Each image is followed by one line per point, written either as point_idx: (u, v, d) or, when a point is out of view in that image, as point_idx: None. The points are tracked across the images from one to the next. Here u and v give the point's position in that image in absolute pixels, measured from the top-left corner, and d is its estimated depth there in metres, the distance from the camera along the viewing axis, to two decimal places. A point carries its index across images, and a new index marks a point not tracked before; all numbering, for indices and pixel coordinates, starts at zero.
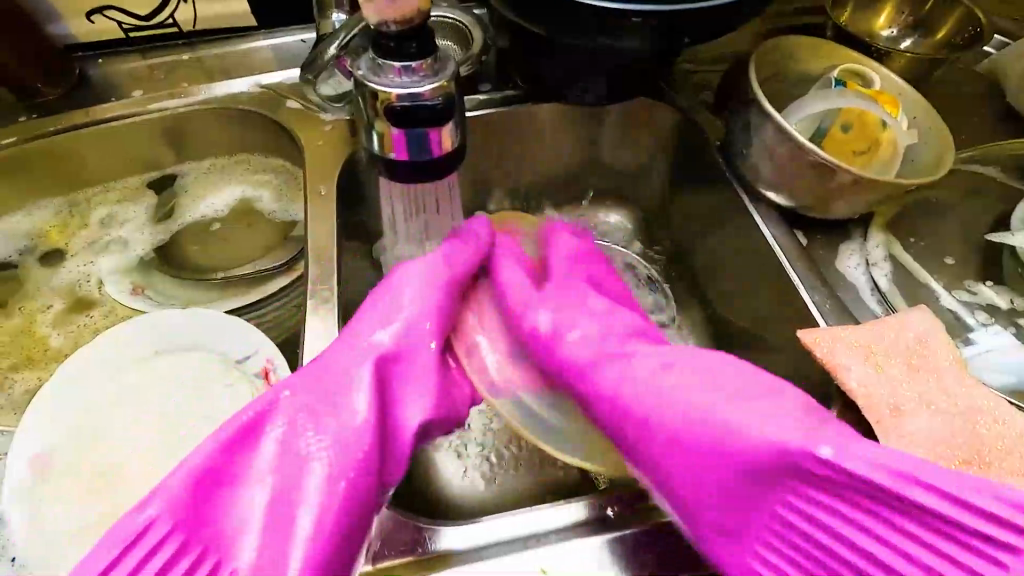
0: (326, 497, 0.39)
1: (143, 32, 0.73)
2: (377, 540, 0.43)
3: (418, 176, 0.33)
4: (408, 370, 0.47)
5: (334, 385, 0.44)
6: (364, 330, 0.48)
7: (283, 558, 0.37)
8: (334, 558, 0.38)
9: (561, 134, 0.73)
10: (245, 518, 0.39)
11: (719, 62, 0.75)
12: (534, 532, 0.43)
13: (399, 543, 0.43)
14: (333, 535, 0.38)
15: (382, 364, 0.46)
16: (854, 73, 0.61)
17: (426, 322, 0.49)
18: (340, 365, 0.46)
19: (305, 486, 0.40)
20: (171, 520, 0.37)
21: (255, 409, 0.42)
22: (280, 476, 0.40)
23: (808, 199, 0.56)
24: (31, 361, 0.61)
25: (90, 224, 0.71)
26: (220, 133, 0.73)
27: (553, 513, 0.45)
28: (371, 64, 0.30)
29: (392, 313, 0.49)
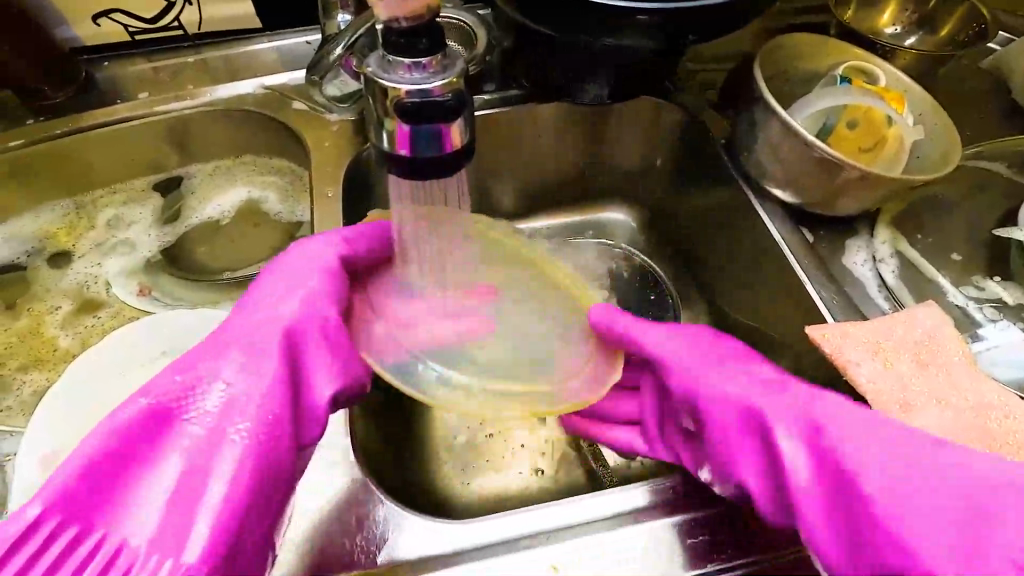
0: (199, 474, 0.37)
1: (149, 35, 0.73)
2: (370, 540, 0.43)
3: (425, 173, 0.33)
4: (302, 346, 0.43)
5: (243, 353, 0.41)
6: (265, 306, 0.45)
7: (183, 536, 0.35)
8: (237, 541, 0.36)
9: (565, 132, 0.73)
10: (144, 501, 0.37)
11: (723, 59, 0.75)
12: (544, 530, 0.44)
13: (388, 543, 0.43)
14: (232, 518, 0.36)
15: (243, 346, 0.42)
16: (859, 70, 0.60)
17: (320, 297, 0.45)
18: (211, 351, 0.42)
19: (197, 470, 0.37)
20: (50, 510, 0.35)
21: (171, 384, 0.40)
22: (129, 467, 0.37)
23: (814, 195, 0.56)
24: (39, 362, 0.62)
25: (97, 226, 0.71)
26: (225, 135, 0.74)
27: (597, 503, 0.45)
28: (380, 61, 0.30)
29: (287, 290, 0.45)
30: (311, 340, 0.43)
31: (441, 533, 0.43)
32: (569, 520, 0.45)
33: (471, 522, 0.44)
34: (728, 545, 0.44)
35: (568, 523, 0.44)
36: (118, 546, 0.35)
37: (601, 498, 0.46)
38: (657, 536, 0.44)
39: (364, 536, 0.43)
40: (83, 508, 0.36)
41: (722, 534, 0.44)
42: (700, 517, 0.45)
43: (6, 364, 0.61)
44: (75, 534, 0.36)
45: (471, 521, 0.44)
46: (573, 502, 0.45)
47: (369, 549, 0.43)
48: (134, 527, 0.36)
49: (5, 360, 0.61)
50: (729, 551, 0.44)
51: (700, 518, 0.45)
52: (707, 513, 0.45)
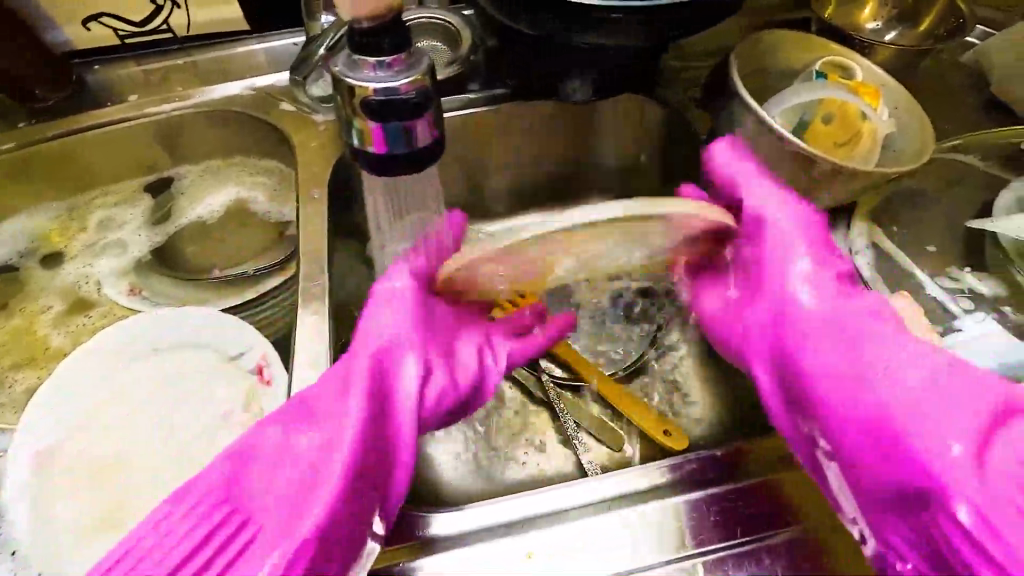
0: (329, 484, 0.40)
1: (139, 38, 0.74)
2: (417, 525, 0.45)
3: (397, 170, 0.33)
4: (403, 357, 0.47)
5: (333, 399, 0.44)
6: (375, 327, 0.48)
7: (294, 522, 0.39)
8: (338, 531, 0.39)
9: (550, 130, 0.74)
10: (268, 493, 0.41)
11: (705, 57, 0.76)
12: (528, 517, 0.45)
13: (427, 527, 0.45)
14: (333, 511, 0.39)
15: (395, 363, 0.46)
16: (836, 66, 0.61)
17: (407, 331, 0.48)
18: (384, 353, 0.47)
19: (315, 484, 0.40)
20: (143, 507, 0.40)
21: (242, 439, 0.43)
22: (263, 486, 0.41)
23: (792, 189, 0.57)
24: (32, 360, 0.62)
25: (89, 227, 0.72)
26: (215, 136, 0.75)
27: (591, 486, 0.46)
28: (347, 61, 0.31)
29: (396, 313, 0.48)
30: (396, 358, 0.46)
31: (457, 517, 0.45)
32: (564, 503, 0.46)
33: (475, 507, 0.45)
34: (702, 530, 0.45)
35: (549, 510, 0.45)
36: (256, 538, 0.39)
37: (595, 483, 0.47)
38: (642, 520, 0.45)
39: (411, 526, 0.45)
40: (219, 514, 0.40)
41: (697, 520, 0.45)
42: (682, 502, 0.46)
43: None
44: (207, 540, 0.40)
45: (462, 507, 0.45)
46: (557, 488, 0.46)
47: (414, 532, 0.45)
48: (241, 512, 0.41)
49: None
50: (703, 536, 0.45)
51: (683, 504, 0.46)
52: (683, 500, 0.46)
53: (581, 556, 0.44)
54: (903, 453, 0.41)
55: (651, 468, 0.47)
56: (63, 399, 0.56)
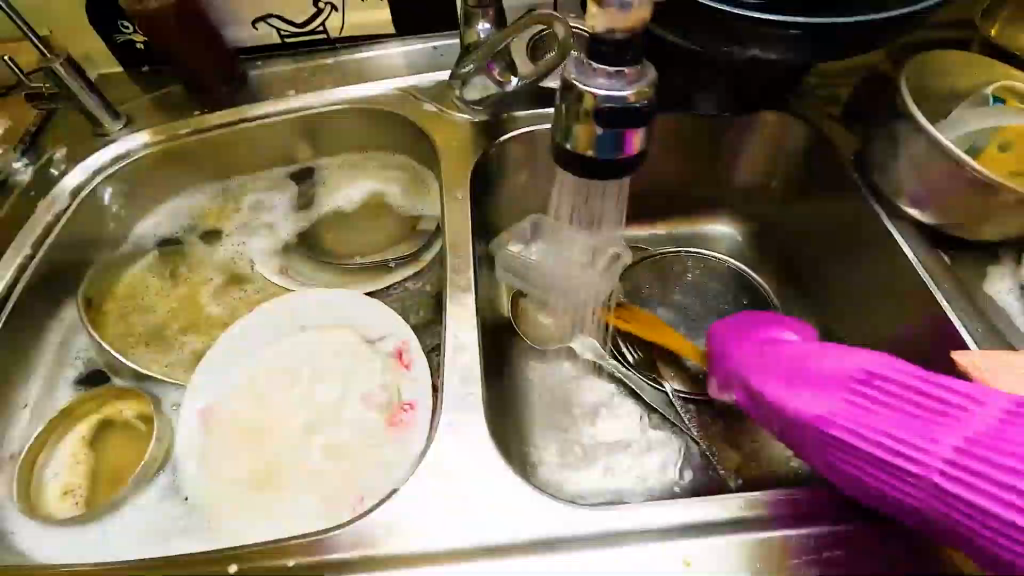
0: None
1: (298, 38, 0.80)
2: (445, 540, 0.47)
3: (605, 174, 0.35)
4: None
5: None
6: None
7: None
8: None
9: (682, 141, 0.74)
10: None
11: (850, 74, 0.73)
12: (678, 525, 0.45)
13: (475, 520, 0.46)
14: None
15: None
16: (1011, 90, 0.58)
17: None
18: None
19: None
20: None
21: None
22: None
23: (958, 219, 0.54)
24: (196, 326, 0.69)
25: (242, 209, 0.79)
26: (358, 131, 0.80)
27: (730, 503, 0.46)
28: (580, 68, 0.32)
29: None
30: None
31: (562, 516, 0.46)
32: (704, 516, 0.45)
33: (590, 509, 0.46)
34: (856, 563, 0.43)
35: (696, 521, 0.45)
36: None
37: (734, 500, 0.46)
38: (785, 544, 0.44)
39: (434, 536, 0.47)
40: None
41: (849, 551, 0.44)
42: (830, 532, 0.45)
43: (168, 326, 0.69)
44: None
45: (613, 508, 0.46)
46: (703, 500, 0.46)
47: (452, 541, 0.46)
48: None
49: (166, 322, 0.69)
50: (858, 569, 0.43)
51: (830, 533, 0.44)
52: (831, 528, 0.45)
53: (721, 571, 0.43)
54: (932, 453, 0.45)
55: (795, 492, 0.46)
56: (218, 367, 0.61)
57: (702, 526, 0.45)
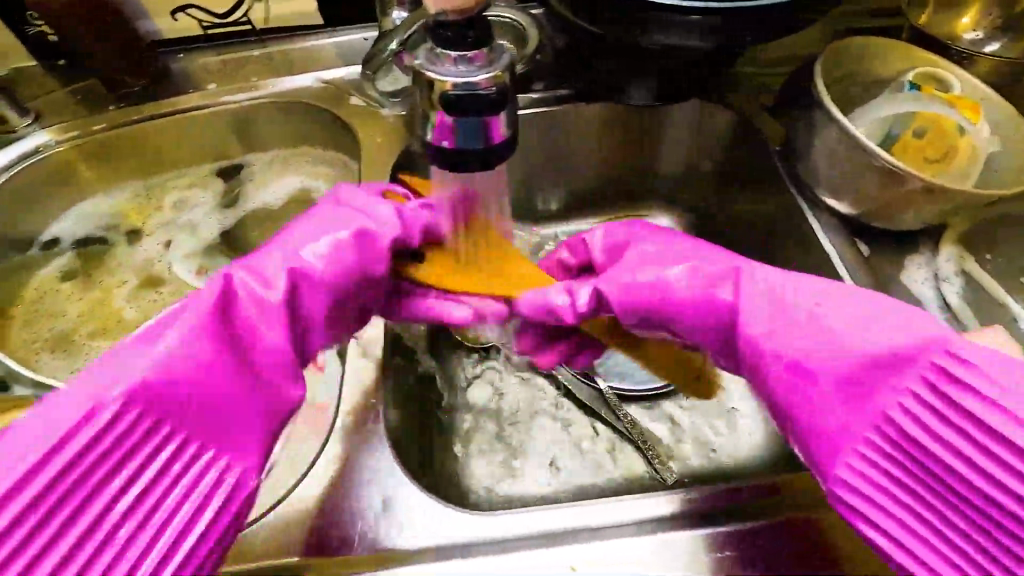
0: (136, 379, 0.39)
1: (220, 29, 0.77)
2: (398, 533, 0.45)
3: (471, 166, 0.33)
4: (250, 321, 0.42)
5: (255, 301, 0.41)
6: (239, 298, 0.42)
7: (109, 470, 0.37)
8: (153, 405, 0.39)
9: (613, 132, 0.72)
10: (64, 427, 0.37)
11: (783, 63, 0.72)
12: (578, 529, 0.45)
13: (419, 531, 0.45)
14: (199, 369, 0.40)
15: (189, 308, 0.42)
16: (931, 77, 0.57)
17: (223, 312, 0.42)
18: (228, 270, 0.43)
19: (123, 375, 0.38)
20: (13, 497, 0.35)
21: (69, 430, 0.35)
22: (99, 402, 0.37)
23: (873, 208, 0.53)
24: (108, 331, 0.66)
25: (164, 208, 0.76)
26: (283, 125, 0.77)
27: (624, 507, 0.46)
28: (428, 53, 0.31)
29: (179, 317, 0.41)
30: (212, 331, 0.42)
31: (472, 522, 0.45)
32: (601, 520, 0.45)
33: (510, 513, 0.45)
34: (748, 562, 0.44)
35: (598, 524, 0.45)
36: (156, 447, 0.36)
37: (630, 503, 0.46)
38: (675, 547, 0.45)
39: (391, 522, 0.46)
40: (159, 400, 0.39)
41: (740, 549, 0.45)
42: (721, 531, 0.45)
43: (79, 331, 0.66)
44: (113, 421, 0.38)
45: (510, 511, 0.45)
46: (610, 502, 0.46)
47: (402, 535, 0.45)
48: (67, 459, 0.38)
49: (79, 327, 0.67)
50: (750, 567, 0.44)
51: (716, 534, 0.45)
52: (724, 530, 0.45)
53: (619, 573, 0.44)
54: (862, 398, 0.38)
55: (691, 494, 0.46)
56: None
57: (598, 530, 0.45)
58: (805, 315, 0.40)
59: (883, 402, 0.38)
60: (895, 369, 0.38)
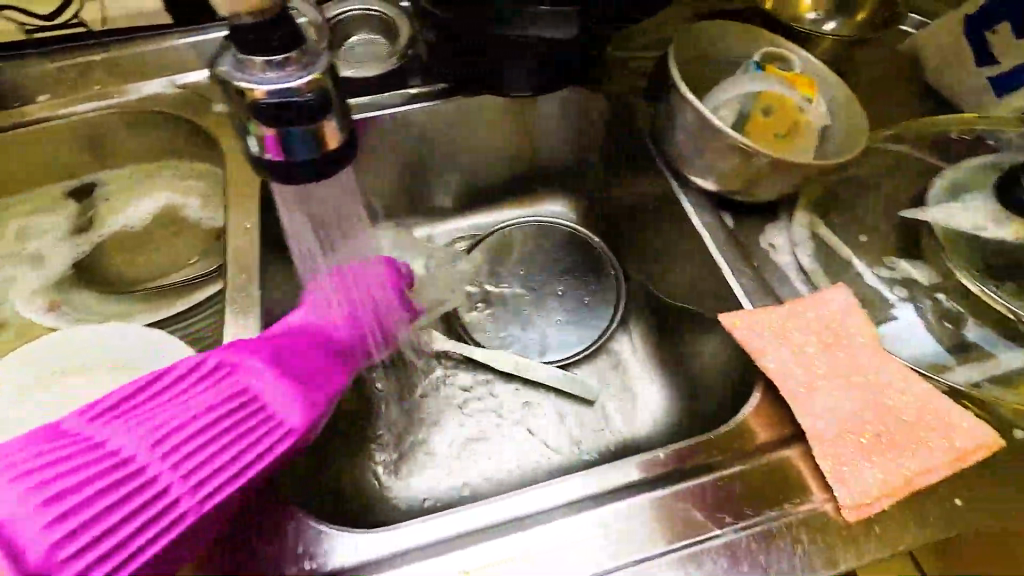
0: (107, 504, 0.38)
1: (47, 34, 0.68)
2: (296, 552, 0.42)
3: (305, 175, 0.31)
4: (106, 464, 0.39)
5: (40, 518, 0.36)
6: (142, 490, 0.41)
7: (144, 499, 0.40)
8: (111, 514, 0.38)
9: (497, 124, 0.72)
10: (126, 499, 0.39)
11: (652, 47, 0.74)
12: (494, 524, 0.43)
13: (312, 554, 0.42)
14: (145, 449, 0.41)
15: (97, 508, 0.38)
16: (776, 57, 0.61)
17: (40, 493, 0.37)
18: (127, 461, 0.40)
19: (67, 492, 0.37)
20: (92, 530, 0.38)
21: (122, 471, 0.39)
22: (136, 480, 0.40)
23: (731, 183, 0.57)
24: None
25: (6, 238, 0.67)
26: (139, 138, 0.70)
27: (538, 495, 0.43)
28: (233, 59, 0.28)
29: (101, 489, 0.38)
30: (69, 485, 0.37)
31: (371, 541, 0.42)
32: (518, 512, 0.43)
33: (405, 526, 0.43)
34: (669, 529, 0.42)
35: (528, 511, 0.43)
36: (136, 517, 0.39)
37: (547, 489, 0.44)
38: (554, 538, 0.42)
39: (293, 548, 0.42)
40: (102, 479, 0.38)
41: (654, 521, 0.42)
42: (627, 508, 0.43)
43: None
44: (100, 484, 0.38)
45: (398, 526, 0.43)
46: (541, 486, 0.44)
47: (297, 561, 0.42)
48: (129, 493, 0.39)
49: None
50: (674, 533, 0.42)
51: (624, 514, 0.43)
52: (645, 497, 0.43)
53: (544, 560, 0.41)
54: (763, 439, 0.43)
55: (604, 470, 0.44)
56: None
57: (515, 521, 0.43)
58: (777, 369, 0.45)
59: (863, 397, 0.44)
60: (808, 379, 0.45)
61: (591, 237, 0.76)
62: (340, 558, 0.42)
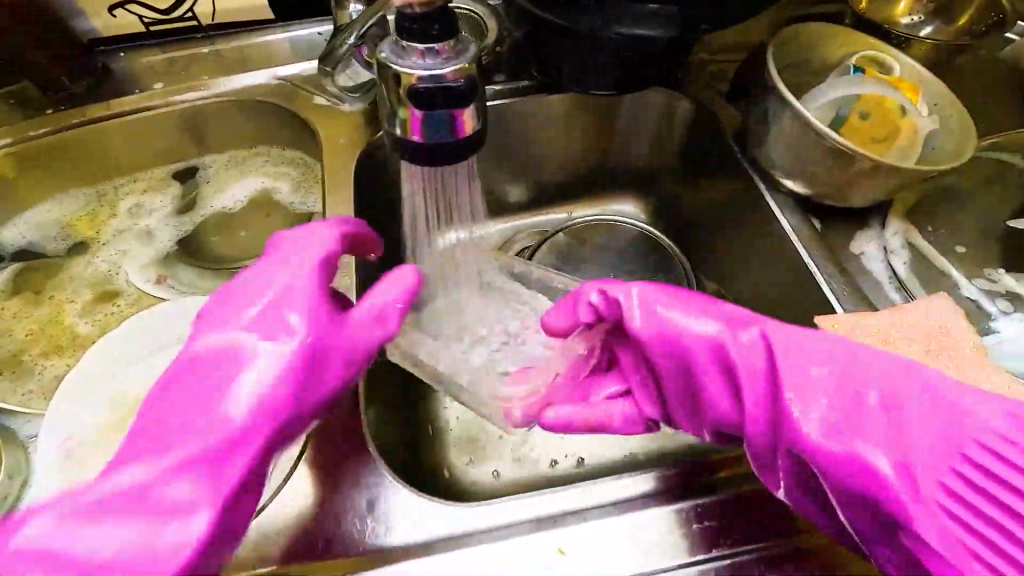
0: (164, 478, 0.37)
1: (164, 27, 0.74)
2: (384, 520, 0.43)
3: (438, 159, 0.33)
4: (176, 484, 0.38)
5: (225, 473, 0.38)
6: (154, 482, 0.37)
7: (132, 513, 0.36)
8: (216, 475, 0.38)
9: (579, 122, 0.73)
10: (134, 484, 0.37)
11: (737, 48, 0.74)
12: (572, 510, 0.43)
13: (399, 521, 0.43)
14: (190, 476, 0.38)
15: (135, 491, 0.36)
16: (874, 60, 0.60)
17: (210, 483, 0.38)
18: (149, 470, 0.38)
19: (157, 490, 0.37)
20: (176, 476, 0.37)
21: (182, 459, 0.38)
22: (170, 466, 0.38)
23: (823, 187, 0.56)
24: (60, 348, 0.63)
25: (119, 214, 0.72)
26: (239, 125, 0.74)
27: (605, 488, 0.44)
28: (394, 48, 0.30)
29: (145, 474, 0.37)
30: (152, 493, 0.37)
31: (464, 513, 0.43)
32: (608, 497, 0.43)
33: (500, 502, 0.43)
34: (734, 532, 0.43)
35: (610, 499, 0.43)
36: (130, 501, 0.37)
37: (614, 481, 0.44)
38: (636, 530, 0.42)
39: (380, 516, 0.43)
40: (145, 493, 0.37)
41: (726, 520, 0.43)
42: (693, 504, 0.44)
43: (28, 351, 0.63)
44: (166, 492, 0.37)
45: (488, 504, 0.43)
46: (623, 477, 0.44)
47: (384, 530, 0.42)
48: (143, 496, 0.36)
49: (26, 347, 0.63)
50: (741, 538, 0.43)
51: (701, 505, 0.44)
52: (726, 497, 0.44)
53: (625, 551, 0.42)
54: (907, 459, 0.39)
55: (680, 467, 0.45)
56: (72, 397, 0.55)
57: (577, 513, 0.43)
58: (826, 368, 0.42)
59: (923, 437, 0.40)
60: (870, 388, 0.41)
61: (663, 238, 0.76)
62: (430, 527, 0.42)
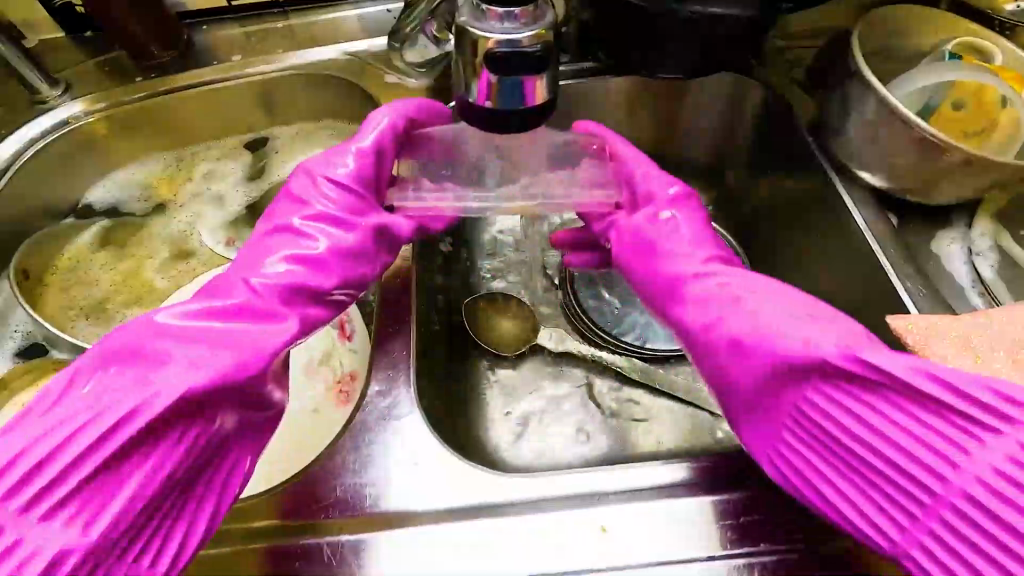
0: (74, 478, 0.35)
1: (245, 1, 0.77)
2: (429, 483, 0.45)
3: (509, 127, 0.33)
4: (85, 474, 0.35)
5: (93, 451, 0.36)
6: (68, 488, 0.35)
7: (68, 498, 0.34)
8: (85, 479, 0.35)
9: (644, 106, 0.71)
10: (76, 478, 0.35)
11: (817, 34, 0.70)
12: (608, 491, 0.44)
13: (442, 487, 0.44)
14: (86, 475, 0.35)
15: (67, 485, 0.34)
16: (973, 47, 0.55)
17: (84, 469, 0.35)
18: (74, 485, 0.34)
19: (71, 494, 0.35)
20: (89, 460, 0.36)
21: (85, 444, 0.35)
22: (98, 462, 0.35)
23: (905, 181, 0.53)
24: (138, 300, 0.68)
25: (195, 178, 0.77)
26: (309, 98, 0.77)
27: (642, 473, 0.44)
28: (473, 11, 0.31)
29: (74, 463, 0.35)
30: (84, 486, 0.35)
31: (508, 485, 0.44)
32: (650, 482, 0.44)
33: (542, 476, 0.44)
34: (777, 530, 0.43)
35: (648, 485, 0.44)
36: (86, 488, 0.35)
37: (659, 469, 0.45)
38: (677, 516, 0.43)
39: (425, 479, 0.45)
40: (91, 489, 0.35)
41: (765, 517, 0.43)
42: (731, 497, 0.44)
43: (112, 300, 0.68)
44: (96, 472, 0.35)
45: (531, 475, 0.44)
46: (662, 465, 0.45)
47: (430, 493, 0.44)
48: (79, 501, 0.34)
49: (110, 296, 0.68)
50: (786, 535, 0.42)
51: (741, 499, 0.44)
52: (773, 496, 0.44)
53: (661, 537, 0.42)
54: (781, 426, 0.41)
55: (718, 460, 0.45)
56: None
57: (615, 493, 0.44)
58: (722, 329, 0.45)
59: (792, 406, 0.42)
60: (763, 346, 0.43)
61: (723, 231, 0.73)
62: (476, 496, 0.44)
